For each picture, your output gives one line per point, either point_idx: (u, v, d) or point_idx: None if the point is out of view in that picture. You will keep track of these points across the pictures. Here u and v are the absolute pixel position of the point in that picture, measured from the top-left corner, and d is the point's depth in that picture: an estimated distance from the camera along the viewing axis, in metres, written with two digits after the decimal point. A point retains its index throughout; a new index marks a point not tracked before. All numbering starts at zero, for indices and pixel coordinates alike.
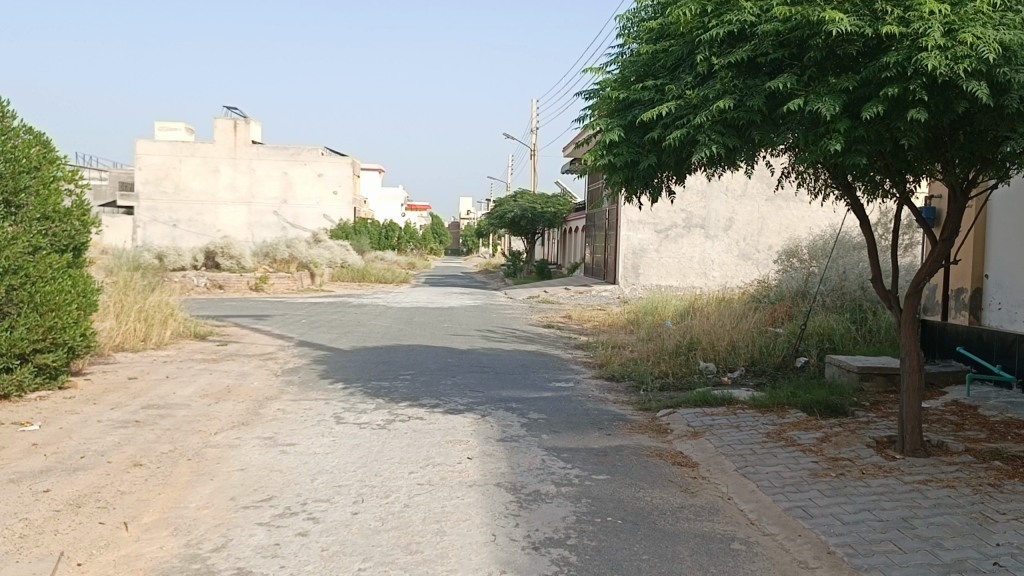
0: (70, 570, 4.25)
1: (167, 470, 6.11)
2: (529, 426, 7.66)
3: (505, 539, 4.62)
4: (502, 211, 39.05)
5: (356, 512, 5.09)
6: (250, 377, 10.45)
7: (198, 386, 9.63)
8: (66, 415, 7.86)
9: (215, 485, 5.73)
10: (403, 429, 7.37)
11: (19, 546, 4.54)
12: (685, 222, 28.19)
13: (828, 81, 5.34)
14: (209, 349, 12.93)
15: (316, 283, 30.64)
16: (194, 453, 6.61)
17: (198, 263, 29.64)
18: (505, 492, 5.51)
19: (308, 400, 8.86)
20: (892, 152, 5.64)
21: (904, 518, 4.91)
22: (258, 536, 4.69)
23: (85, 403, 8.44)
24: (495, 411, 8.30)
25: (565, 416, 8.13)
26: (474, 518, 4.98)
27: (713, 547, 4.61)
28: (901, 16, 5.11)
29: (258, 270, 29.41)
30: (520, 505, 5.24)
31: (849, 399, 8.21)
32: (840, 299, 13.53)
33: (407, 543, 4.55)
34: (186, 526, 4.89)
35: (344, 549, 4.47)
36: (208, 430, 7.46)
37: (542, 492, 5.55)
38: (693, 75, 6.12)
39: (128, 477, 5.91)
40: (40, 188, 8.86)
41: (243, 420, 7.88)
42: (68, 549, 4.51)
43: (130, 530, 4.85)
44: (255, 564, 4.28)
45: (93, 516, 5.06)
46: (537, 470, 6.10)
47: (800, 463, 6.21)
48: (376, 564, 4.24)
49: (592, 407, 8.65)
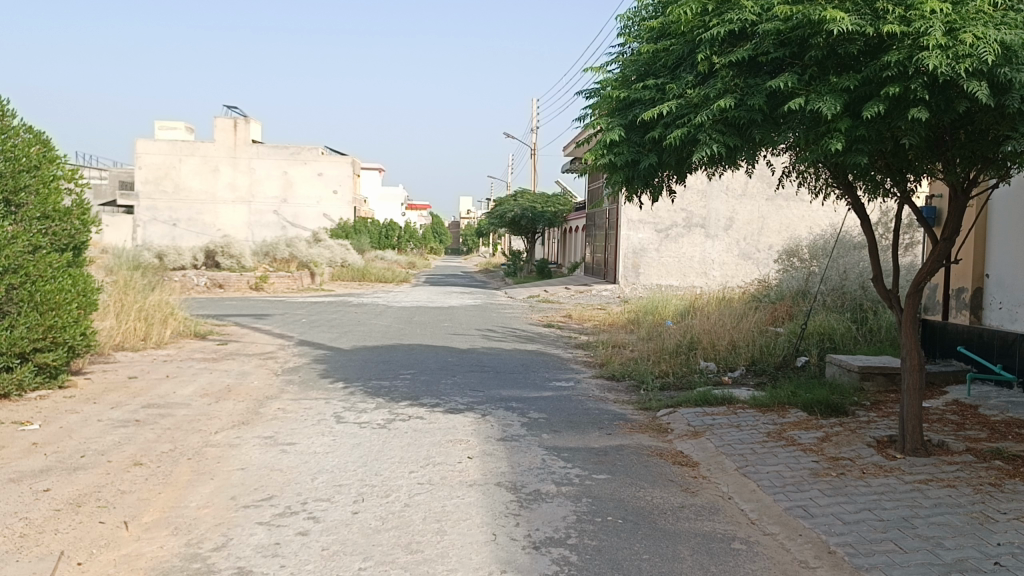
0: (70, 569, 4.25)
1: (167, 469, 6.10)
2: (529, 425, 7.66)
3: (505, 539, 4.62)
4: (502, 211, 39.07)
5: (356, 512, 5.08)
6: (250, 376, 10.44)
7: (198, 385, 9.63)
8: (66, 414, 7.86)
9: (216, 484, 5.73)
10: (403, 429, 7.37)
11: (19, 545, 4.54)
12: (685, 222, 28.20)
13: (829, 81, 5.34)
14: (210, 348, 12.94)
15: (316, 283, 30.67)
16: (194, 452, 6.61)
17: (198, 263, 29.65)
18: (505, 492, 5.51)
19: (308, 399, 8.86)
20: (892, 151, 5.64)
21: (904, 518, 4.91)
22: (258, 535, 4.69)
23: (85, 402, 8.44)
24: (495, 410, 8.30)
25: (565, 416, 8.13)
26: (474, 518, 4.98)
27: (714, 546, 4.61)
28: (901, 15, 5.11)
29: (258, 270, 29.44)
30: (520, 505, 5.23)
31: (849, 398, 8.21)
32: (840, 299, 13.53)
33: (407, 543, 4.54)
34: (186, 526, 4.89)
35: (344, 548, 4.46)
36: (208, 429, 7.46)
37: (542, 492, 5.54)
38: (693, 74, 6.12)
39: (128, 477, 5.90)
40: (40, 187, 8.85)
41: (243, 419, 7.88)
42: (68, 549, 4.51)
43: (130, 529, 4.84)
44: (254, 563, 4.27)
45: (93, 515, 5.06)
46: (538, 469, 6.10)
47: (800, 462, 6.21)
48: (375, 563, 4.24)
49: (592, 406, 8.65)
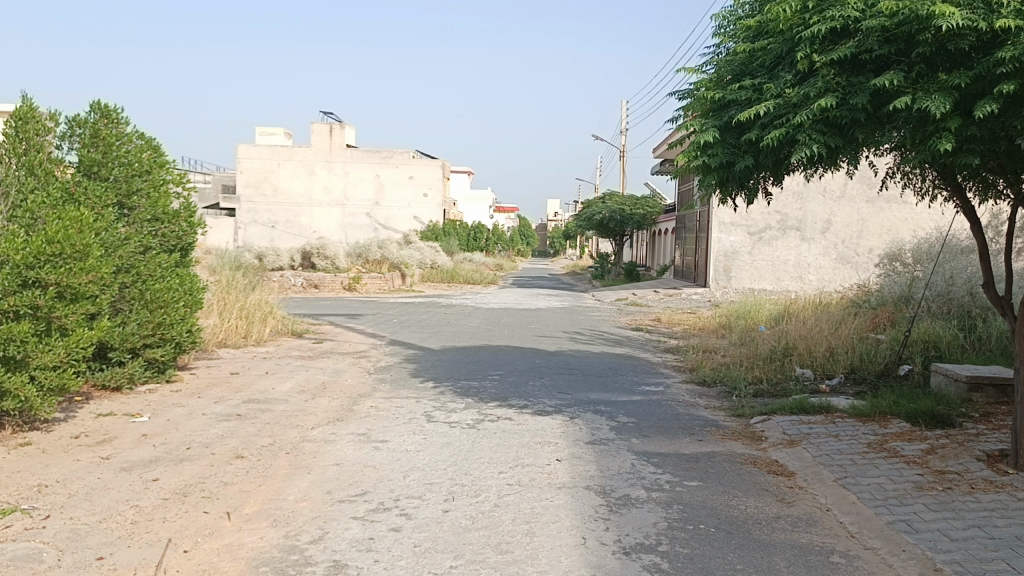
0: (177, 556, 4.46)
1: (267, 463, 6.33)
2: (618, 429, 7.60)
3: (596, 543, 4.60)
4: (590, 213, 38.98)
5: (447, 510, 5.15)
6: (344, 374, 10.73)
7: (296, 382, 9.96)
8: (173, 408, 8.25)
9: (312, 478, 5.91)
10: (493, 430, 7.43)
11: (130, 531, 4.79)
12: (780, 224, 27.49)
13: (938, 78, 5.11)
14: (306, 346, 13.36)
15: (407, 283, 31.27)
16: (292, 447, 6.83)
17: (295, 263, 30.66)
18: (595, 495, 5.49)
19: (400, 398, 9.04)
20: (1007, 151, 5.36)
21: (1017, 537, 4.65)
22: (353, 530, 4.81)
23: (190, 397, 8.84)
24: (585, 413, 8.28)
25: (655, 421, 8.04)
26: (564, 520, 4.98)
27: (811, 559, 4.47)
28: (1018, 8, 4.85)
29: (352, 270, 30.23)
30: (611, 509, 5.20)
31: (957, 410, 7.83)
32: (947, 305, 12.94)
33: (498, 543, 4.58)
34: (284, 518, 5.06)
35: (436, 545, 4.54)
36: (304, 425, 7.70)
37: (632, 496, 5.49)
38: (793, 73, 5.95)
39: (230, 469, 6.15)
40: (151, 191, 9.35)
41: (337, 416, 8.10)
42: (176, 537, 4.73)
43: (232, 519, 5.05)
44: (350, 557, 4.39)
45: (198, 505, 5.29)
46: (628, 474, 6.05)
47: (903, 475, 5.96)
48: (467, 562, 4.29)
49: (682, 411, 8.53)
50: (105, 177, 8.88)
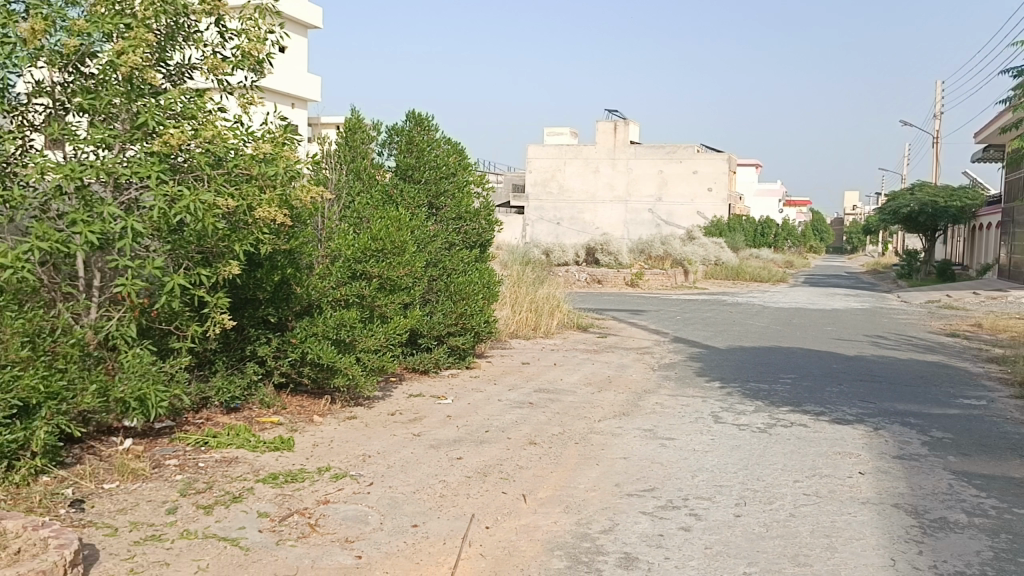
0: (480, 531, 4.80)
1: (558, 451, 6.60)
2: (931, 444, 6.91)
3: (907, 567, 4.23)
4: (893, 207, 35.75)
5: (739, 515, 5.02)
6: (630, 369, 10.86)
7: (583, 374, 10.27)
8: (473, 392, 8.90)
9: (602, 470, 6.06)
10: (786, 435, 7.10)
11: (440, 503, 5.25)
12: None
13: None
14: (592, 340, 13.73)
15: (690, 280, 30.89)
16: (581, 437, 7.06)
17: (580, 259, 31.61)
18: (904, 515, 5.04)
19: (686, 396, 8.96)
20: None
21: None
22: (643, 524, 4.86)
23: (487, 383, 9.47)
24: (890, 425, 7.62)
25: (976, 438, 7.19)
26: (869, 538, 4.63)
27: None
28: None
29: (635, 266, 30.51)
30: (924, 532, 4.74)
31: None
32: None
33: (794, 554, 4.37)
34: (576, 506, 5.25)
35: (728, 550, 4.44)
36: (593, 416, 7.92)
37: (950, 520, 4.96)
38: None
39: (525, 453, 6.50)
40: (456, 192, 10.10)
41: (624, 410, 8.23)
42: (478, 512, 5.10)
43: (528, 502, 5.33)
44: (640, 551, 4.44)
45: (498, 485, 5.66)
46: (944, 495, 5.47)
47: None
48: (761, 571, 4.15)
49: (1011, 430, 7.53)
50: (418, 180, 9.85)
